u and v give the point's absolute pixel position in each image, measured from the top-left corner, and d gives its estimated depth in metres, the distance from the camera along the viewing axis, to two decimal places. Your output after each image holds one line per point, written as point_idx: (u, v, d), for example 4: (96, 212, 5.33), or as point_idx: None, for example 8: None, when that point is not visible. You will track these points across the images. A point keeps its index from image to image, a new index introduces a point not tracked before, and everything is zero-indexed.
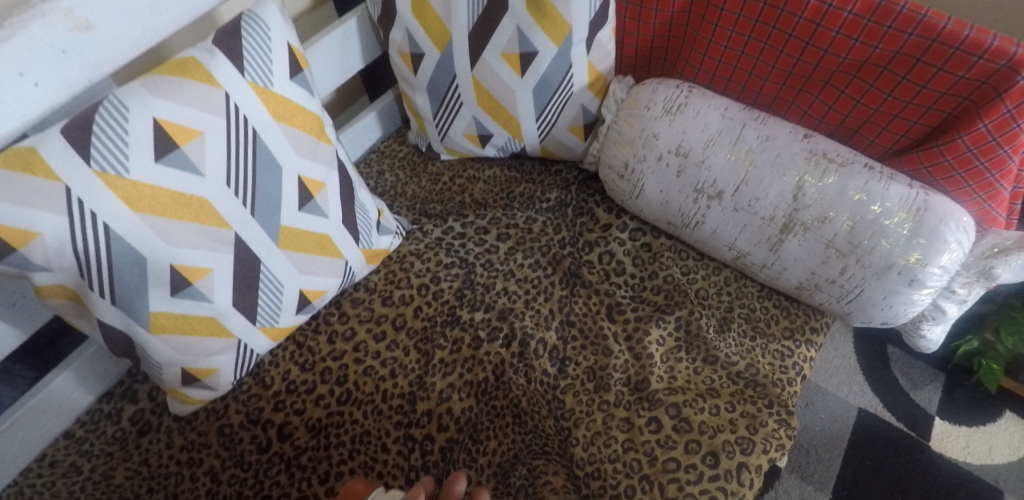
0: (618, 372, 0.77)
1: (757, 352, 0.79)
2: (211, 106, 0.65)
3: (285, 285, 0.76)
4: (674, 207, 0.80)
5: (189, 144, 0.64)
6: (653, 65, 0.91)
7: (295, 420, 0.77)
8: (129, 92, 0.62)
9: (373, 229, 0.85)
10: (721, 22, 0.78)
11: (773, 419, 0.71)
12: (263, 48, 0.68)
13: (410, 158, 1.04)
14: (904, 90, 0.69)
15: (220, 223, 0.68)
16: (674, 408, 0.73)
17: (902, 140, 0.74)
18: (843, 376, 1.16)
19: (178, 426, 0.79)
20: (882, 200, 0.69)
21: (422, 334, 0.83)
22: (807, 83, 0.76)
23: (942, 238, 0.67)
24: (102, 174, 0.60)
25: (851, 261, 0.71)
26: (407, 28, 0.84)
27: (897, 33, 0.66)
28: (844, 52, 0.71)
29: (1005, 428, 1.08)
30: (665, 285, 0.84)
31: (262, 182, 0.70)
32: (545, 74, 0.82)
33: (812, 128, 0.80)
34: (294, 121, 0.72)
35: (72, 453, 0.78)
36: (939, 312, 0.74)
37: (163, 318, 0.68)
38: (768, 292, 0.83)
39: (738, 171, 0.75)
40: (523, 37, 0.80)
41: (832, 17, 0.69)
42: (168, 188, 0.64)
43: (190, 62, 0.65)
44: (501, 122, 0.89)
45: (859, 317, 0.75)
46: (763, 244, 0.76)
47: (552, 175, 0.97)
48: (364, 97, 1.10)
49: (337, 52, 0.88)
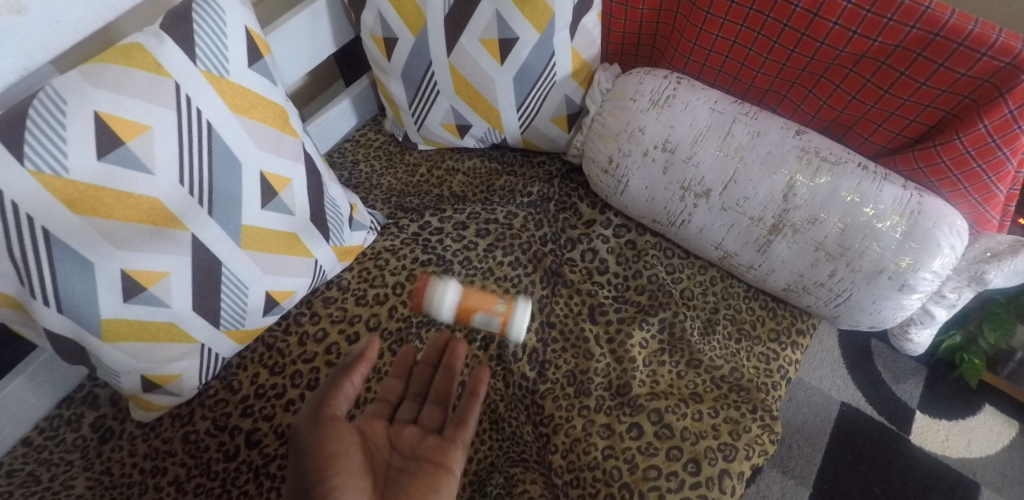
0: (599, 377, 0.74)
1: (742, 355, 0.76)
2: (159, 98, 0.61)
3: (249, 286, 0.72)
4: (660, 205, 0.77)
5: (136, 140, 0.60)
6: (640, 52, 0.86)
7: (264, 427, 0.74)
8: (66, 83, 0.57)
9: (345, 225, 0.81)
10: (713, 9, 0.73)
11: (757, 425, 0.70)
12: (218, 33, 0.64)
13: (386, 147, 0.99)
14: (903, 87, 0.66)
15: (174, 224, 0.64)
16: (656, 414, 0.70)
17: (897, 139, 0.71)
18: (826, 369, 1.15)
19: (141, 433, 0.75)
20: (875, 202, 0.66)
21: (397, 336, 0.79)
22: (801, 76, 0.72)
23: (935, 242, 0.64)
24: (38, 174, 0.55)
25: (841, 264, 0.68)
26: (379, 10, 0.80)
27: (897, 26, 0.62)
28: (841, 45, 0.67)
29: (984, 421, 1.08)
30: (649, 285, 0.81)
31: (219, 179, 0.66)
32: (526, 63, 0.78)
33: (805, 123, 0.76)
34: (254, 112, 0.67)
35: (31, 461, 0.74)
36: (928, 316, 0.73)
37: (116, 325, 0.64)
38: (754, 293, 0.81)
39: (727, 169, 0.71)
40: (502, 23, 0.75)
41: (830, 7, 0.65)
42: (114, 188, 0.59)
43: (134, 48, 0.60)
44: (480, 112, 0.85)
45: (847, 320, 0.73)
46: (751, 245, 0.73)
47: (534, 167, 0.93)
48: (338, 82, 1.05)
49: (304, 35, 0.83)
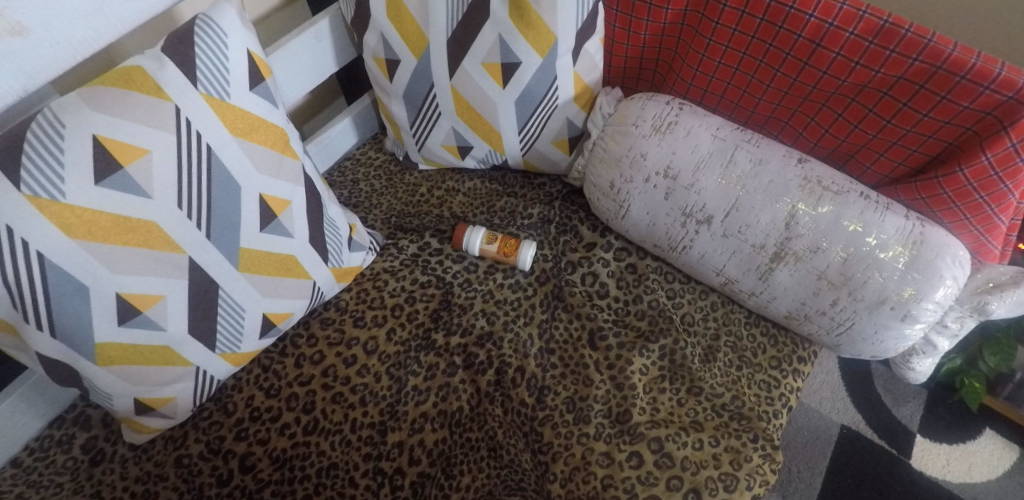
0: (599, 403, 0.74)
1: (743, 383, 0.76)
2: (159, 121, 0.60)
3: (246, 309, 0.71)
4: (661, 230, 0.77)
5: (134, 163, 0.59)
6: (642, 76, 0.86)
7: (258, 451, 0.72)
8: (66, 106, 0.57)
9: (344, 246, 0.80)
10: (715, 36, 0.73)
11: (758, 455, 0.69)
12: (219, 56, 0.63)
13: (386, 166, 0.98)
14: (905, 118, 0.66)
15: (171, 247, 0.63)
16: (656, 443, 0.70)
17: (899, 169, 0.71)
18: (826, 392, 1.15)
19: (133, 455, 0.74)
20: (878, 232, 0.66)
21: (395, 359, 0.78)
22: (803, 104, 0.72)
23: (938, 274, 0.64)
24: (34, 198, 0.55)
25: (843, 294, 0.68)
26: (381, 32, 0.79)
27: (900, 58, 0.62)
28: (844, 75, 0.67)
29: (984, 446, 1.07)
30: (649, 310, 0.80)
31: (217, 202, 0.65)
32: (528, 86, 0.78)
33: (807, 150, 0.76)
34: (254, 135, 0.67)
35: (20, 484, 0.72)
36: (930, 346, 0.72)
37: (110, 349, 0.63)
38: (755, 319, 0.80)
39: (729, 196, 0.71)
40: (505, 47, 0.75)
41: (833, 38, 0.65)
42: (111, 212, 0.59)
43: (135, 71, 0.60)
44: (482, 134, 0.84)
45: (848, 349, 0.73)
46: (752, 272, 0.73)
47: (535, 188, 0.93)
48: (339, 99, 1.05)
49: (306, 55, 0.82)
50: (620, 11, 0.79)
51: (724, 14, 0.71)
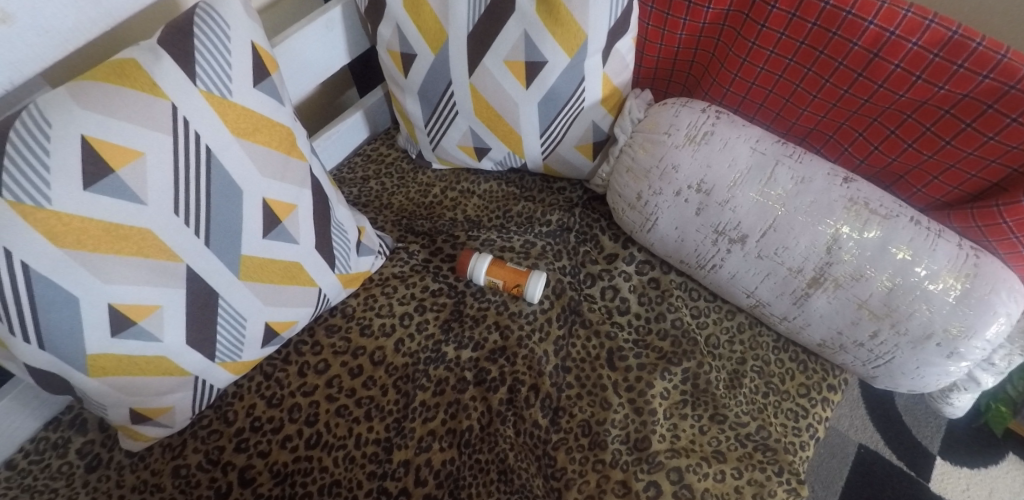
0: (616, 428, 0.70)
1: (769, 411, 0.72)
2: (157, 121, 0.56)
3: (248, 317, 0.67)
4: (690, 247, 0.72)
5: (127, 167, 0.55)
6: (674, 79, 0.81)
7: (258, 464, 0.69)
8: (55, 103, 0.52)
9: (352, 251, 0.76)
10: (759, 40, 0.68)
11: (783, 489, 0.64)
12: (220, 50, 0.59)
13: (399, 164, 0.93)
14: (967, 139, 0.60)
15: (168, 256, 0.59)
16: (676, 474, 0.65)
17: (954, 193, 0.65)
18: (844, 409, 1.10)
19: (130, 463, 0.70)
20: (929, 262, 0.60)
21: (403, 372, 0.75)
22: (852, 118, 0.67)
23: (991, 310, 0.59)
24: (18, 204, 0.51)
25: (885, 325, 0.63)
26: (397, 23, 0.74)
27: (969, 74, 0.57)
28: (902, 89, 0.61)
29: (1007, 471, 1.02)
30: (672, 330, 0.76)
31: (218, 207, 0.61)
32: (553, 87, 0.72)
33: (852, 167, 0.71)
34: (257, 135, 0.62)
35: (14, 487, 0.68)
36: (973, 382, 0.68)
37: (102, 361, 0.59)
38: (784, 344, 0.76)
39: (766, 215, 0.66)
40: (531, 44, 0.69)
41: (893, 48, 0.59)
42: (104, 219, 0.55)
43: (130, 66, 0.55)
44: (501, 136, 0.79)
45: (885, 381, 0.68)
46: (786, 296, 0.68)
47: (554, 193, 0.88)
48: (351, 90, 1.01)
49: (317, 46, 0.77)
50: (656, 8, 0.73)
51: (772, 15, 0.65)
